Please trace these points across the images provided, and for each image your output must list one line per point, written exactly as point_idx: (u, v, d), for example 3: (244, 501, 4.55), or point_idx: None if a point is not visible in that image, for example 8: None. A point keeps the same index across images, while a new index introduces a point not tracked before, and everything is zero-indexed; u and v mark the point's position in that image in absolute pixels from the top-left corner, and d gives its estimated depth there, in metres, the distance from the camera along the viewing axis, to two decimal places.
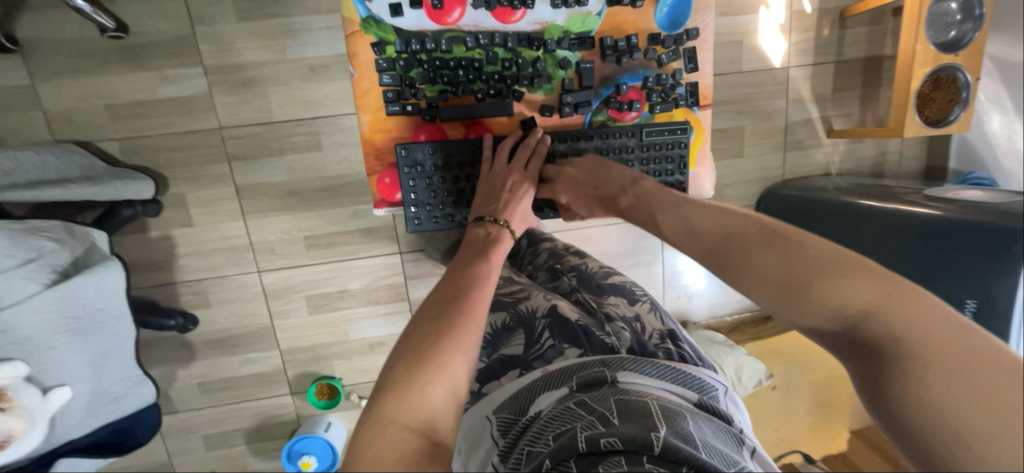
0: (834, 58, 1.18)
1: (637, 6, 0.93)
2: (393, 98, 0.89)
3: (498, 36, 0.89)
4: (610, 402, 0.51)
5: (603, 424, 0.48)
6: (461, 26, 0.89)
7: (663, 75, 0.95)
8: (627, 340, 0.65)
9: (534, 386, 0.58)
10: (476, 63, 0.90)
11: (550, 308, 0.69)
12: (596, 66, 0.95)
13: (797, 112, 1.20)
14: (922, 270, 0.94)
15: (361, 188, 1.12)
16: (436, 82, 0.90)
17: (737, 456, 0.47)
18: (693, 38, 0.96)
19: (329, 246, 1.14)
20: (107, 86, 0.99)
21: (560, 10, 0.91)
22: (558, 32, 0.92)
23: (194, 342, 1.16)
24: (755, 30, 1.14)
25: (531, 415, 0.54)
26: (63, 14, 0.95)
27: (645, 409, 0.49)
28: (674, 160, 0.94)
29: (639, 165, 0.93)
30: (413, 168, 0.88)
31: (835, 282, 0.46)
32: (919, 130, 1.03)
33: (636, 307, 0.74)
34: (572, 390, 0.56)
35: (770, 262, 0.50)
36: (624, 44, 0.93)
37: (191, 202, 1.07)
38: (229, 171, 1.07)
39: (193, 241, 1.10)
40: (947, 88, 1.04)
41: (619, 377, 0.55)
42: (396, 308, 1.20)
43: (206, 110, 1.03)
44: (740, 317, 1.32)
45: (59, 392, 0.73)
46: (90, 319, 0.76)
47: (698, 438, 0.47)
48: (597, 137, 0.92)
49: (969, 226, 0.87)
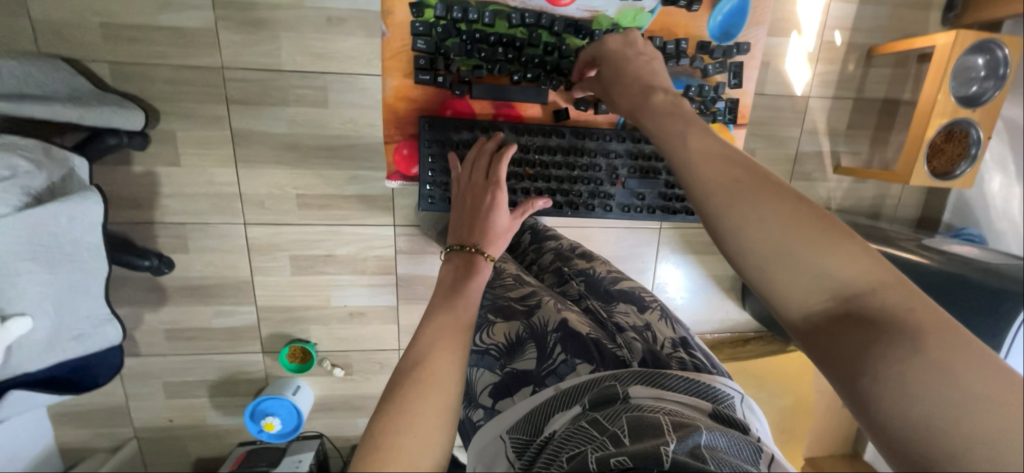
0: (855, 95, 1.18)
1: (691, 10, 0.91)
2: (425, 66, 0.86)
3: (545, 17, 0.85)
4: (620, 421, 0.50)
5: (614, 444, 0.47)
6: (507, 1, 0.86)
7: (706, 86, 0.93)
8: (638, 351, 0.63)
9: (548, 404, 0.56)
10: (517, 43, 0.86)
11: (560, 322, 0.67)
12: None
13: (809, 143, 1.21)
14: None
15: (364, 153, 1.07)
16: (472, 56, 0.86)
17: (751, 468, 0.46)
18: (742, 53, 0.94)
19: (321, 208, 1.10)
20: (104, 2, 0.92)
21: (613, 1, 0.88)
22: (607, 23, 0.89)
23: (166, 286, 1.11)
24: (784, 54, 1.13)
25: (545, 436, 0.52)
26: None
27: (657, 427, 0.48)
28: None
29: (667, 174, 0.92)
30: (435, 143, 0.85)
31: (829, 250, 0.40)
32: (924, 179, 1.04)
33: (646, 314, 0.72)
34: (585, 409, 0.54)
35: (771, 224, 0.42)
36: (673, 48, 0.91)
37: (181, 141, 1.02)
38: (226, 114, 1.01)
39: (178, 182, 1.04)
40: (958, 142, 1.04)
41: (631, 393, 0.54)
42: (382, 281, 1.18)
43: (210, 47, 0.97)
44: (721, 335, 1.34)
45: (20, 320, 0.67)
46: (61, 249, 0.72)
47: (716, 455, 0.46)
48: (630, 139, 0.91)
49: (961, 281, 0.88)
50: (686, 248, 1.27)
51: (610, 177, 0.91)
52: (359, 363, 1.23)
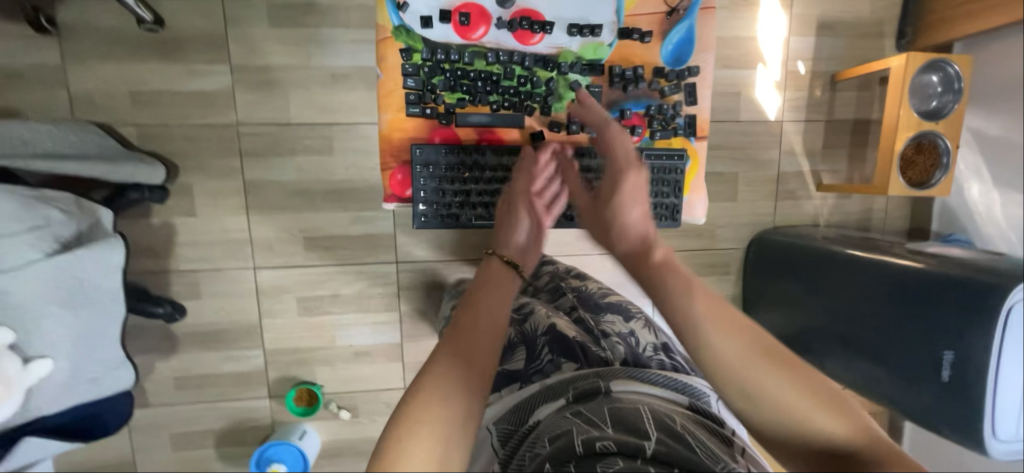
0: (825, 117, 1.25)
1: (644, 41, 1.00)
2: (414, 101, 0.94)
3: (516, 55, 0.95)
4: (603, 412, 0.52)
5: (597, 429, 0.50)
6: (484, 43, 0.95)
7: (664, 105, 1.01)
8: (621, 353, 0.67)
9: (533, 398, 0.59)
10: (493, 77, 0.95)
11: (549, 327, 0.71)
12: (603, 91, 1.01)
13: (789, 164, 1.27)
14: (907, 322, 0.96)
15: (367, 195, 1.15)
16: (456, 91, 0.95)
17: (726, 457, 0.48)
18: (694, 75, 1.02)
19: (328, 250, 1.15)
20: (136, 74, 1.04)
21: (575, 38, 0.98)
22: (572, 57, 0.98)
23: (177, 334, 1.14)
24: (752, 84, 1.22)
25: (529, 426, 0.54)
26: (107, 5, 1.01)
27: (638, 419, 0.51)
28: (670, 183, 1.00)
29: None
30: (426, 167, 0.92)
31: (824, 414, 0.49)
32: (903, 190, 1.09)
33: (631, 324, 0.76)
34: (569, 402, 0.56)
35: (773, 387, 0.50)
36: (631, 74, 1.00)
37: (198, 193, 1.10)
38: (240, 166, 1.10)
39: (193, 231, 1.11)
40: (929, 153, 1.09)
41: (613, 387, 0.57)
42: (385, 318, 1.20)
43: (227, 107, 1.07)
44: None
45: (41, 363, 0.72)
46: (85, 293, 0.76)
47: (691, 442, 0.48)
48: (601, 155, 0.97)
49: (946, 279, 0.91)
50: None
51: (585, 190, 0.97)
52: (365, 404, 1.23)
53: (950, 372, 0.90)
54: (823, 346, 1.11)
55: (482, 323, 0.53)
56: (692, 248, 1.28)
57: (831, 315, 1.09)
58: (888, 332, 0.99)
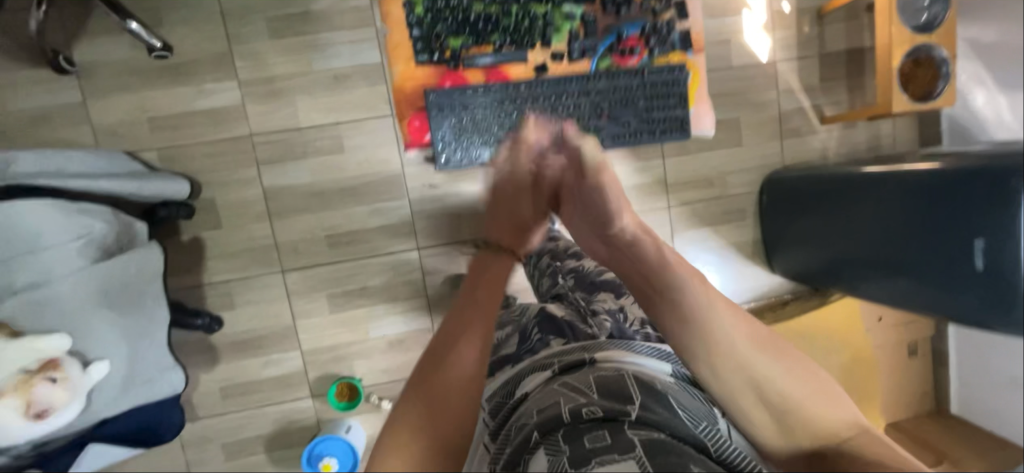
0: (818, 51, 1.24)
1: None
2: (423, 50, 1.06)
3: None
4: (589, 381, 0.61)
5: (583, 396, 0.58)
6: None
7: (656, 24, 1.12)
8: (607, 329, 0.74)
9: (523, 372, 0.68)
10: (493, 17, 1.04)
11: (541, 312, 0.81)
12: (598, 18, 1.10)
13: (788, 102, 1.28)
14: (930, 222, 0.95)
15: (381, 187, 1.18)
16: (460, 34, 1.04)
17: (704, 417, 0.57)
18: None
19: (349, 245, 1.19)
20: (152, 101, 1.10)
21: None
22: None
23: (216, 345, 1.18)
24: (740, 28, 1.23)
25: (518, 396, 0.64)
26: (118, 38, 1.07)
27: (623, 385, 0.59)
28: (674, 96, 1.14)
29: (642, 100, 1.11)
30: (441, 108, 1.05)
31: (819, 405, 0.57)
32: (907, 106, 1.10)
33: (623, 299, 0.80)
34: (555, 373, 0.65)
35: (777, 379, 0.57)
36: None
37: (221, 205, 1.14)
38: (257, 174, 1.14)
39: (222, 243, 1.15)
40: (927, 65, 1.11)
41: (596, 358, 0.65)
42: (414, 305, 1.22)
43: (239, 120, 1.12)
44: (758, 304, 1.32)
45: (100, 365, 0.76)
46: (131, 293, 0.81)
47: (671, 403, 0.58)
48: (603, 78, 1.09)
49: (966, 171, 0.89)
50: (699, 223, 1.30)
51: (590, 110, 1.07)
52: None
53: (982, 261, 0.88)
54: (855, 273, 1.11)
55: (453, 369, 0.54)
56: (705, 197, 1.29)
57: (852, 233, 1.09)
58: (916, 239, 0.97)
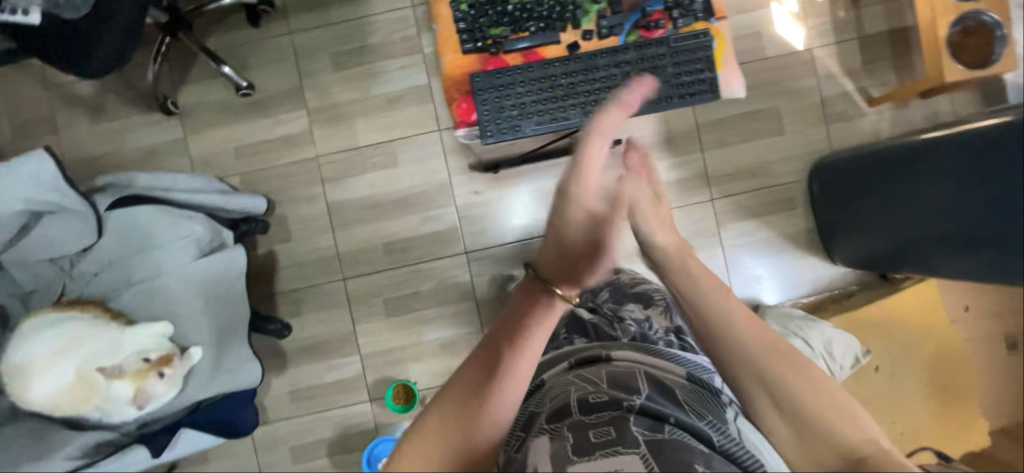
0: (856, 35, 1.25)
1: None
2: (468, 37, 0.75)
3: None
4: (602, 373, 0.68)
5: (592, 385, 0.66)
6: None
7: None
8: (630, 332, 0.87)
9: (546, 360, 0.79)
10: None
11: (570, 313, 0.94)
12: None
13: (830, 87, 1.26)
14: (992, 181, 0.86)
15: (431, 196, 1.27)
16: (499, 22, 0.75)
17: (713, 412, 0.64)
18: None
19: (403, 251, 1.27)
20: (237, 132, 1.28)
21: None
22: None
23: (286, 349, 1.27)
24: (770, 21, 1.26)
25: (536, 382, 0.73)
26: (211, 83, 1.27)
27: (631, 378, 0.66)
28: (701, 55, 0.75)
29: (671, 58, 0.75)
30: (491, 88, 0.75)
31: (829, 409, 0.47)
32: (962, 74, 1.04)
33: (648, 310, 0.96)
34: (571, 365, 0.73)
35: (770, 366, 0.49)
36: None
37: (291, 220, 1.28)
38: (323, 191, 1.28)
39: (292, 255, 1.28)
40: (979, 34, 1.06)
41: (613, 355, 0.73)
42: (463, 308, 1.27)
43: (307, 144, 1.28)
44: (818, 297, 1.25)
45: (194, 351, 0.86)
46: (217, 288, 0.89)
47: (680, 401, 0.64)
48: (630, 47, 0.75)
49: (1017, 123, 0.82)
50: (747, 214, 1.26)
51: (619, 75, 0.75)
52: None
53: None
54: (924, 253, 1.02)
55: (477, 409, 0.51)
56: (751, 188, 1.26)
57: (919, 209, 0.98)
58: (983, 204, 0.87)
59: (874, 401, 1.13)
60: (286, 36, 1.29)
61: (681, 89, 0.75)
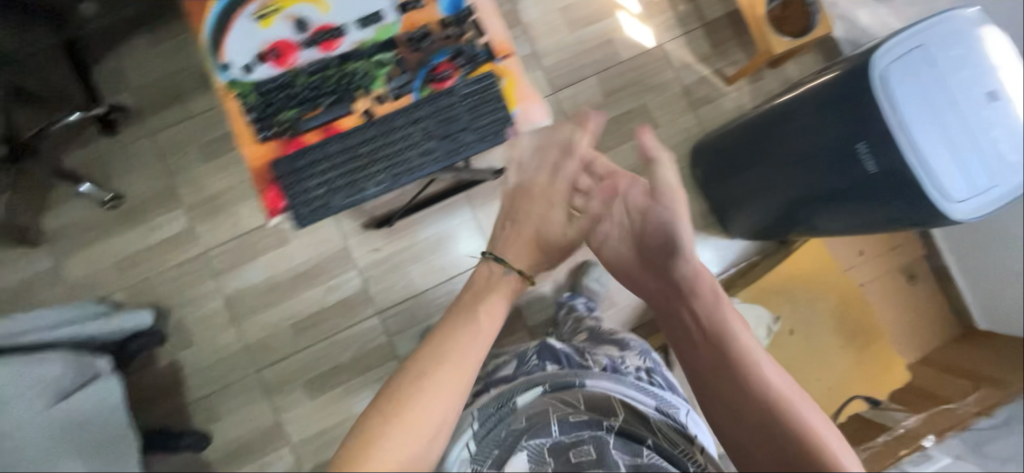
0: (699, 23, 1.32)
1: (418, 7, 0.78)
2: (257, 127, 0.74)
3: (315, 67, 0.76)
4: (579, 394, 0.76)
5: (572, 406, 0.77)
6: (294, 67, 0.76)
7: (468, 47, 0.78)
8: (602, 363, 0.84)
9: (514, 387, 0.77)
10: (310, 81, 0.76)
11: (541, 344, 0.89)
12: (403, 59, 0.78)
13: (688, 76, 1.31)
14: (818, 138, 0.78)
15: (329, 265, 1.24)
16: (288, 107, 0.75)
17: (675, 438, 0.72)
18: (474, 16, 0.79)
19: (314, 328, 1.24)
20: (112, 247, 1.22)
21: (362, 30, 0.77)
22: (362, 51, 0.77)
23: (211, 459, 1.20)
24: (618, 27, 1.31)
25: (510, 406, 0.75)
26: (74, 202, 1.22)
27: (608, 402, 0.75)
28: (494, 99, 0.77)
29: (465, 106, 0.76)
30: (291, 172, 0.73)
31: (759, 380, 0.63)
32: (787, 44, 1.10)
33: (626, 352, 0.91)
34: (545, 389, 0.75)
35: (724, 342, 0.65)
36: (416, 49, 0.78)
37: (189, 323, 1.22)
38: (217, 285, 1.23)
39: (197, 359, 1.22)
40: (795, 5, 1.14)
41: (587, 382, 0.75)
42: (388, 369, 1.24)
43: (190, 242, 1.23)
44: (728, 273, 1.26)
45: None
46: (87, 427, 0.84)
47: (653, 424, 0.73)
48: (423, 104, 0.76)
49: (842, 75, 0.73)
50: None
51: (421, 133, 0.76)
52: None
53: (875, 163, 0.72)
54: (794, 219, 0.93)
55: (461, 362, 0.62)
56: None
57: (766, 178, 0.90)
58: (812, 163, 0.80)
59: (796, 363, 1.16)
60: (147, 138, 1.25)
61: (482, 133, 0.76)
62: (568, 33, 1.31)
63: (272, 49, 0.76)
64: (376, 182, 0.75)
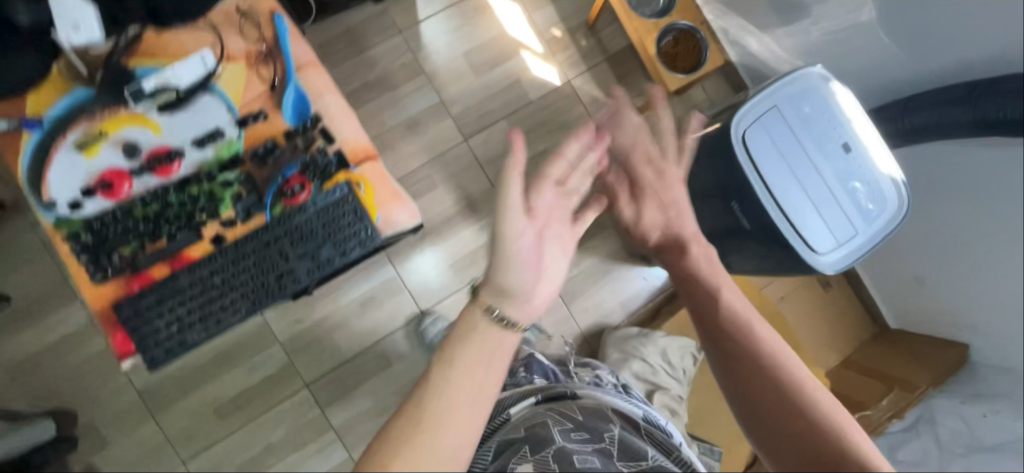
0: (603, 56, 1.33)
1: (260, 119, 0.76)
2: (94, 268, 0.71)
3: (156, 195, 0.74)
4: (574, 406, 0.74)
5: (570, 420, 0.71)
6: (132, 196, 0.74)
7: (317, 156, 0.77)
8: (587, 379, 0.91)
9: (508, 397, 0.79)
10: (152, 211, 0.74)
11: (530, 359, 0.96)
12: (250, 175, 0.76)
13: (598, 110, 1.33)
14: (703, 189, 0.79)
15: (248, 343, 1.19)
16: (129, 242, 0.73)
17: (670, 447, 0.67)
18: (322, 122, 0.78)
19: (240, 410, 1.18)
20: None
21: (202, 149, 0.75)
22: (205, 171, 0.75)
23: None
24: (524, 67, 1.31)
25: (504, 416, 0.76)
26: None
27: (605, 414, 0.72)
28: (349, 209, 0.76)
29: (318, 221, 0.75)
30: (138, 312, 0.72)
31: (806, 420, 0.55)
32: (681, 80, 1.13)
33: (600, 370, 0.99)
34: (537, 401, 0.77)
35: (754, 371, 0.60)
36: (264, 162, 0.76)
37: (101, 423, 1.15)
38: (127, 380, 1.16)
39: (115, 460, 1.15)
40: (685, 41, 1.16)
41: (577, 392, 0.77)
42: (324, 441, 1.20)
43: (92, 337, 1.15)
44: (654, 301, 1.30)
45: None
46: None
47: (650, 434, 0.70)
48: (274, 223, 0.75)
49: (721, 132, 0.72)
50: None
51: (274, 254, 0.75)
52: None
53: (749, 219, 0.73)
54: None
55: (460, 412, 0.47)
56: None
57: None
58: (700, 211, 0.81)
59: None
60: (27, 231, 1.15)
61: (339, 245, 0.75)
62: (475, 78, 1.30)
63: (101, 180, 0.73)
64: (233, 310, 0.74)
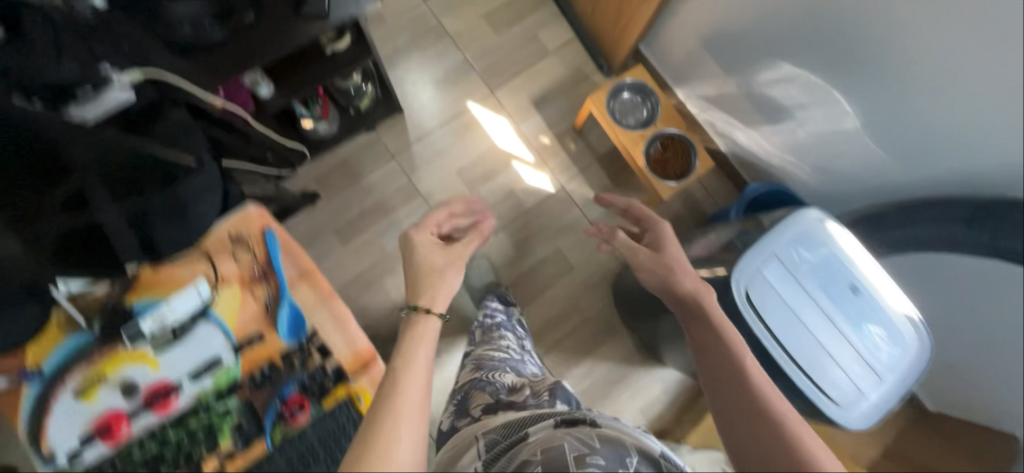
0: (594, 158, 1.35)
1: (257, 341, 0.80)
2: None
3: (155, 434, 0.77)
4: (590, 432, 0.54)
5: (586, 446, 0.52)
6: (132, 437, 0.76)
7: (315, 374, 0.80)
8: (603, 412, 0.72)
9: (524, 419, 0.61)
10: (153, 452, 0.77)
11: (555, 385, 0.72)
12: (249, 400, 0.80)
13: (595, 210, 1.33)
14: None
15: None
16: None
17: None
18: (319, 337, 0.81)
19: None
20: None
21: (199, 380, 0.79)
22: (203, 401, 0.79)
23: None
24: (517, 177, 1.33)
25: (520, 435, 0.58)
26: None
27: (623, 451, 0.52)
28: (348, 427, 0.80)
29: (319, 441, 0.80)
30: None
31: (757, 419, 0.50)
32: (674, 188, 1.13)
33: None
34: (554, 423, 0.57)
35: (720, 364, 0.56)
36: (264, 384, 0.80)
37: None
38: None
39: None
40: (673, 146, 1.17)
41: (599, 420, 0.56)
42: None
43: None
44: (675, 405, 1.25)
45: None
46: None
47: None
48: (275, 449, 0.79)
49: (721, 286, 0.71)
50: (578, 356, 1.26)
51: None
52: None
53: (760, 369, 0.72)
54: None
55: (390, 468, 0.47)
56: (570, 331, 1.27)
57: None
58: None
59: None
60: None
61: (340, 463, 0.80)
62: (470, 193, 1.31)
63: (100, 427, 0.75)
64: None
